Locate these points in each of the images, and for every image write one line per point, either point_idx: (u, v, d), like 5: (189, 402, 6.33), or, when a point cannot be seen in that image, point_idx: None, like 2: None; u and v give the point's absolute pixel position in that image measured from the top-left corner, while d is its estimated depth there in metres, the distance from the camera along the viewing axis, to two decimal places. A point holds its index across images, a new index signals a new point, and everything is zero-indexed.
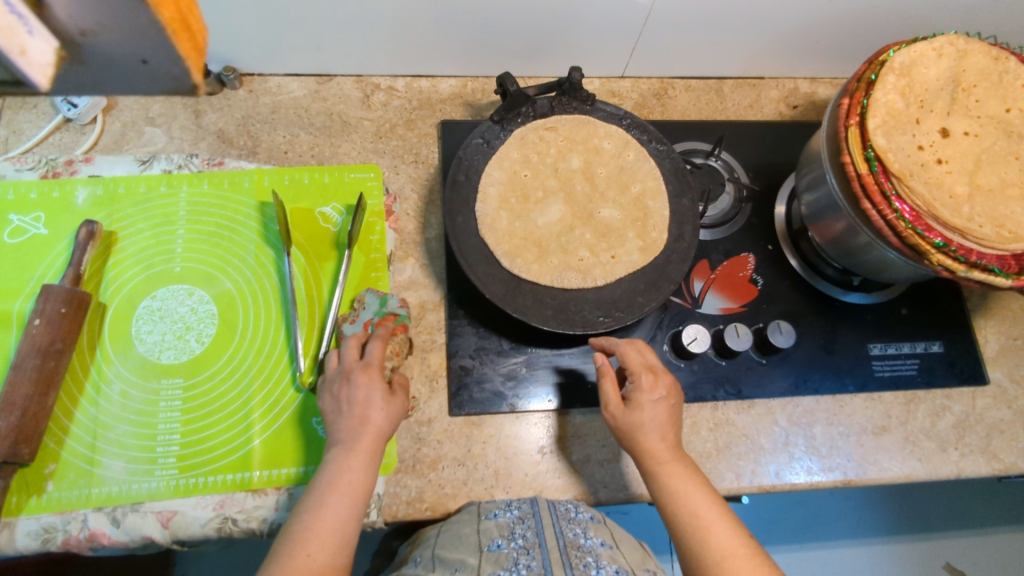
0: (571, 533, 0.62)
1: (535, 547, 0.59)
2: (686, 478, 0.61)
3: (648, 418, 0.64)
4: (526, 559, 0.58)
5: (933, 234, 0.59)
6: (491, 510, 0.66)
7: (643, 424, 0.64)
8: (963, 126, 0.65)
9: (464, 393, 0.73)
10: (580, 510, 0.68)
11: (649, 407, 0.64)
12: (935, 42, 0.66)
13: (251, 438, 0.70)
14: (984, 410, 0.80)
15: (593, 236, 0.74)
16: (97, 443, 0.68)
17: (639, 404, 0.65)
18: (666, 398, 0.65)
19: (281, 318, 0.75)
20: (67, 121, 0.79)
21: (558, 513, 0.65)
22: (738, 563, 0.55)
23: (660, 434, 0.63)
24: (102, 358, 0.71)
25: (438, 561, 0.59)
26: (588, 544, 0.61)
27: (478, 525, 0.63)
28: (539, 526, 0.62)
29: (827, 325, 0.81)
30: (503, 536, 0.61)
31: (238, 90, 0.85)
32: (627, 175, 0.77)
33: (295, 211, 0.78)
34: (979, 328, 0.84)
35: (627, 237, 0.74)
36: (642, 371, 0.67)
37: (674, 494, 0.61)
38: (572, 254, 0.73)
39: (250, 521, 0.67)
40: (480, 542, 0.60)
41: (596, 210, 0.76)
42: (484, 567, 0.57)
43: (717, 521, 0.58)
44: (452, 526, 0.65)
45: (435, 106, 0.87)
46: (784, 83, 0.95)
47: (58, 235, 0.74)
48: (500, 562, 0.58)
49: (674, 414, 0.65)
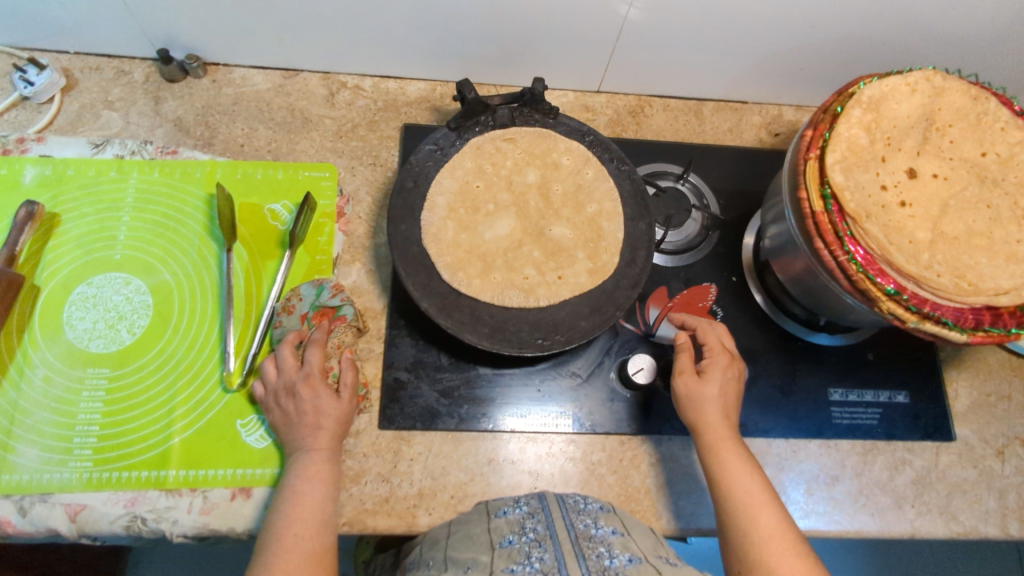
0: (581, 524, 0.58)
1: (546, 539, 0.54)
2: (739, 459, 0.64)
3: (715, 393, 0.66)
4: (538, 552, 0.52)
5: (885, 280, 0.56)
6: (500, 508, 0.63)
7: (708, 398, 0.66)
8: (932, 168, 0.61)
9: (396, 406, 0.71)
10: (589, 501, 0.64)
11: (718, 382, 0.67)
12: (910, 76, 0.62)
13: (172, 436, 0.68)
14: (947, 468, 0.75)
15: (541, 254, 0.72)
16: (14, 428, 0.66)
17: (711, 378, 0.67)
18: (735, 380, 0.68)
19: (217, 314, 0.73)
20: (23, 99, 0.79)
21: (567, 506, 0.61)
22: (781, 544, 0.57)
23: (722, 414, 0.66)
24: (29, 342, 0.69)
25: (450, 562, 0.56)
26: (600, 535, 0.56)
27: (489, 524, 0.60)
28: (549, 519, 0.58)
29: (786, 365, 0.78)
30: (514, 533, 0.57)
31: (202, 78, 0.83)
32: (583, 194, 0.74)
33: (244, 205, 0.77)
34: (950, 380, 0.80)
35: (577, 258, 0.72)
36: (719, 350, 0.69)
37: (726, 473, 0.63)
38: (517, 271, 0.70)
39: (160, 522, 0.65)
40: (492, 540, 0.57)
41: (548, 227, 0.73)
42: (495, 564, 0.52)
43: (766, 504, 0.60)
44: (462, 527, 0.62)
45: (400, 109, 0.85)
46: (768, 110, 0.92)
47: (0, 212, 0.73)
48: (511, 557, 0.52)
49: (738, 396, 0.68)
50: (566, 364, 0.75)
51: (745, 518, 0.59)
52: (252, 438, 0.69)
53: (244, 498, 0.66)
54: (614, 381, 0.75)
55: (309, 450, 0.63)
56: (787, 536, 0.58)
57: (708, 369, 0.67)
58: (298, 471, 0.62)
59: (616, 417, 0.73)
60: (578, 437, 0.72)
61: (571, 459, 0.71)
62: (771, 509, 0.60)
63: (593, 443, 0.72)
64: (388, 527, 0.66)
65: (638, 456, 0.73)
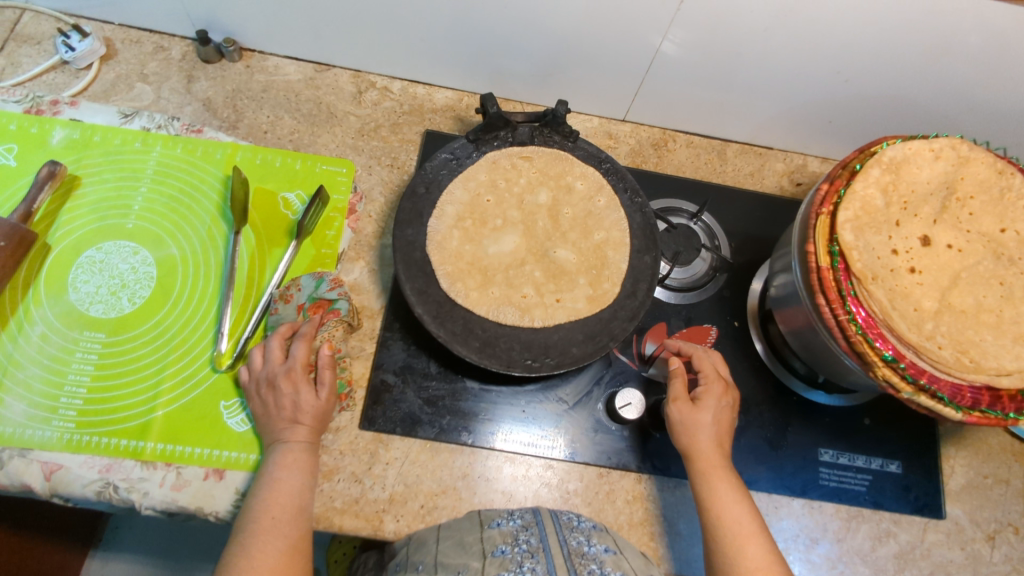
0: (574, 541, 0.58)
1: (539, 551, 0.54)
2: (729, 486, 0.63)
3: (709, 421, 0.65)
4: (530, 562, 0.52)
5: (884, 345, 0.55)
6: (492, 519, 0.63)
7: (702, 424, 0.65)
8: (947, 238, 0.60)
9: (379, 408, 0.71)
10: (582, 519, 0.64)
11: (712, 409, 0.66)
12: (936, 142, 0.61)
13: (155, 408, 0.68)
14: (933, 546, 0.73)
15: (543, 275, 0.72)
16: (5, 380, 0.67)
17: (706, 405, 0.66)
18: (729, 408, 0.67)
19: (217, 294, 0.74)
20: (63, 63, 0.81)
21: (560, 522, 0.61)
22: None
23: (714, 439, 0.65)
24: (32, 298, 0.71)
25: (440, 567, 0.56)
26: (592, 552, 0.56)
27: (482, 534, 0.60)
28: (542, 534, 0.58)
29: (779, 419, 0.76)
30: (507, 543, 0.57)
31: (237, 63, 0.85)
32: (592, 220, 0.74)
33: (258, 191, 0.78)
34: (947, 456, 0.77)
35: (578, 283, 0.71)
36: (714, 377, 0.68)
37: (717, 498, 0.62)
38: (516, 290, 0.71)
39: (131, 492, 0.65)
40: (484, 549, 0.56)
41: (552, 249, 0.74)
42: (487, 569, 0.52)
43: (754, 533, 0.60)
44: (452, 534, 0.62)
45: (425, 114, 0.86)
46: (793, 158, 0.91)
47: (25, 169, 0.75)
48: (503, 565, 0.52)
49: (731, 424, 0.67)
50: (554, 389, 0.74)
51: (733, 545, 0.59)
52: (232, 421, 0.69)
53: (216, 480, 0.66)
54: (601, 412, 0.74)
55: (285, 442, 0.64)
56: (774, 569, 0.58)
57: (703, 396, 0.67)
58: (277, 460, 0.63)
59: (597, 448, 0.72)
60: (557, 463, 0.71)
61: (546, 485, 0.70)
62: (757, 539, 0.59)
63: (571, 471, 0.71)
64: (354, 529, 0.66)
65: (615, 491, 0.71)
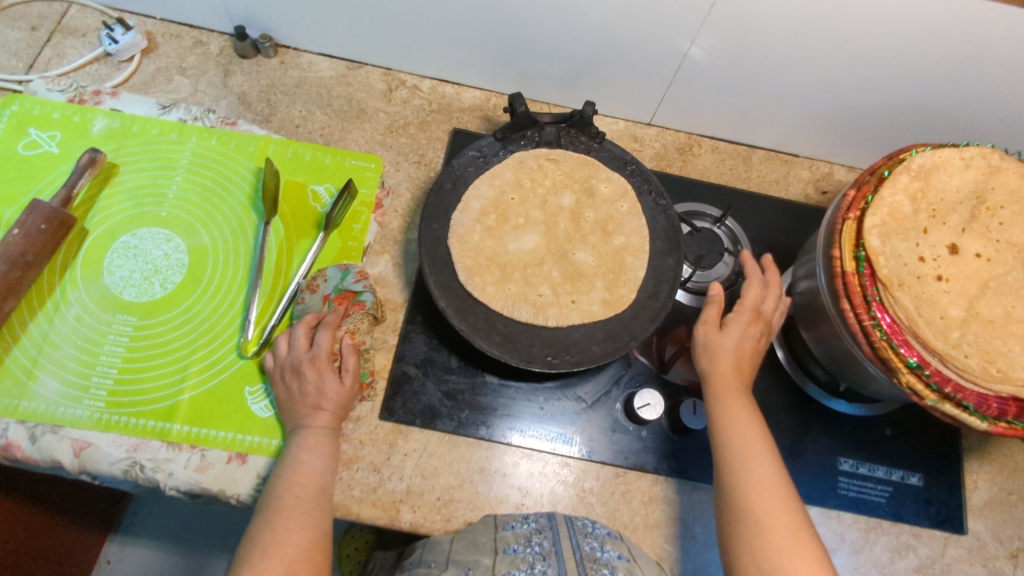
0: (587, 546, 0.58)
1: (551, 555, 0.55)
2: (756, 436, 0.62)
3: (731, 345, 0.67)
4: (541, 564, 0.53)
5: (908, 352, 0.54)
6: (507, 522, 0.62)
7: (722, 353, 0.67)
8: (976, 247, 0.59)
9: (399, 399, 0.72)
10: (598, 525, 0.64)
11: (736, 337, 0.67)
12: (965, 151, 0.61)
13: (182, 391, 0.70)
14: (953, 561, 0.72)
15: (560, 275, 0.73)
16: (40, 358, 0.69)
17: (731, 332, 0.68)
18: (756, 339, 0.68)
19: (245, 282, 0.75)
20: (106, 55, 0.84)
21: (575, 528, 0.61)
22: (771, 496, 0.58)
23: (737, 386, 0.65)
24: (69, 280, 0.73)
25: (451, 563, 0.57)
26: (605, 558, 0.56)
27: (495, 534, 0.60)
28: (556, 537, 0.58)
29: (799, 426, 0.76)
30: (519, 542, 0.57)
31: (272, 59, 0.87)
32: (610, 255, 0.75)
33: (289, 182, 0.79)
34: (971, 470, 0.76)
35: (595, 286, 0.72)
36: (748, 308, 0.68)
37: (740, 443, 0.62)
38: (533, 287, 0.72)
39: (157, 471, 0.66)
40: (496, 546, 0.57)
41: (572, 251, 0.75)
42: (497, 567, 0.53)
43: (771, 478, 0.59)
44: (467, 534, 0.62)
45: (453, 113, 0.87)
46: (819, 166, 0.91)
47: (67, 156, 0.78)
48: (514, 562, 0.54)
49: (755, 353, 0.68)
50: (572, 387, 0.75)
51: (755, 488, 0.58)
52: (255, 407, 0.70)
53: (239, 463, 0.68)
54: (618, 412, 0.74)
55: (307, 427, 0.65)
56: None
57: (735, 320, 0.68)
58: (299, 442, 0.64)
59: (614, 448, 0.72)
60: (573, 461, 0.72)
61: (562, 482, 0.71)
62: (777, 495, 0.58)
63: (587, 470, 0.71)
64: (371, 518, 0.66)
65: (631, 492, 0.71)
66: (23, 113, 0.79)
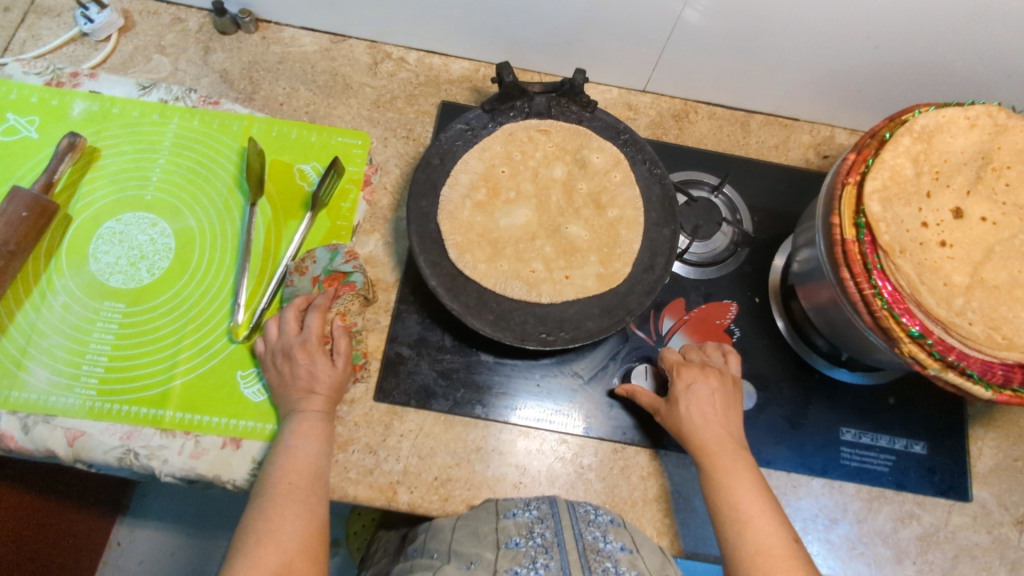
0: (590, 536, 0.57)
1: (553, 546, 0.54)
2: (749, 497, 0.59)
3: (686, 405, 0.64)
4: (544, 558, 0.52)
5: (911, 320, 0.53)
6: (508, 509, 0.62)
7: (693, 420, 0.63)
8: (981, 210, 0.57)
9: (393, 380, 0.71)
10: (601, 513, 0.63)
11: (688, 398, 0.64)
12: (970, 110, 0.59)
13: (173, 377, 0.69)
14: (957, 529, 0.71)
15: (553, 250, 0.71)
16: (28, 348, 0.69)
17: (676, 397, 0.65)
18: (708, 382, 0.65)
19: (233, 266, 0.74)
20: (83, 35, 0.82)
21: (577, 516, 0.60)
22: (775, 559, 0.55)
23: (721, 442, 0.62)
24: (54, 268, 0.72)
25: (454, 555, 0.56)
26: (608, 550, 0.55)
27: (497, 524, 0.59)
28: (558, 527, 0.58)
29: (800, 397, 0.74)
30: (521, 535, 0.56)
31: (253, 34, 0.84)
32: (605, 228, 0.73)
33: (274, 162, 0.78)
34: (976, 437, 0.75)
35: (589, 260, 0.71)
36: (675, 365, 0.68)
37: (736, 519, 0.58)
38: (526, 263, 0.70)
39: (151, 459, 0.66)
40: (498, 539, 0.56)
41: (564, 225, 0.73)
42: (499, 563, 0.52)
43: (782, 553, 0.56)
44: (469, 521, 0.62)
45: (441, 85, 0.85)
46: (820, 130, 0.88)
47: (47, 141, 0.76)
48: (516, 559, 0.52)
49: (720, 398, 0.65)
50: (569, 363, 0.73)
51: (766, 566, 0.55)
52: (248, 391, 0.69)
53: (234, 449, 0.67)
54: (616, 387, 0.73)
55: (300, 411, 0.64)
56: (783, 553, 0.56)
57: (676, 381, 0.66)
58: (292, 428, 0.63)
59: (612, 423, 0.72)
60: (571, 438, 0.71)
61: (560, 459, 0.70)
62: (781, 558, 0.55)
63: (585, 446, 0.71)
64: (368, 499, 0.66)
65: (629, 467, 0.71)
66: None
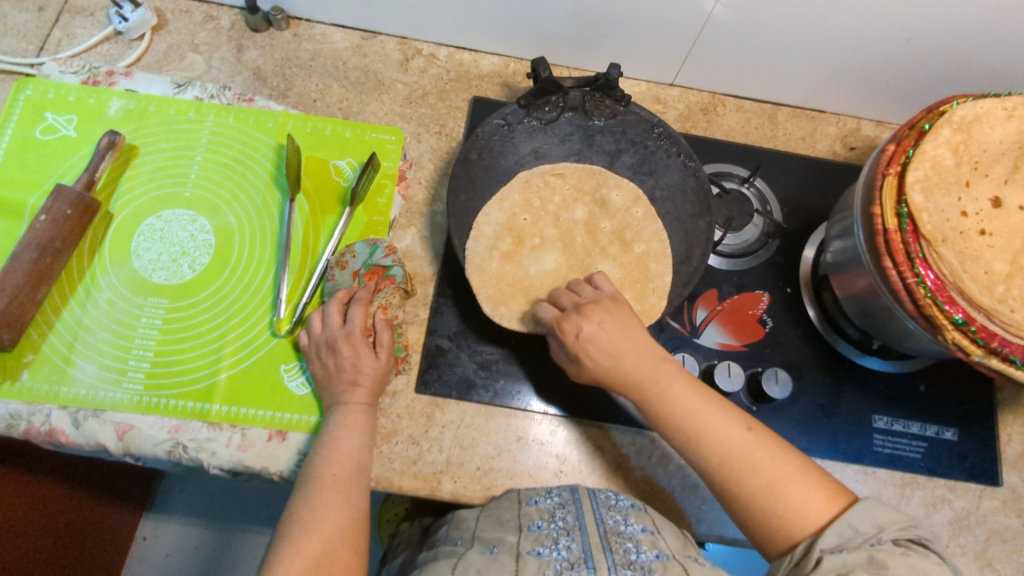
0: (611, 520, 0.57)
1: (575, 529, 0.55)
2: (691, 403, 0.59)
3: (594, 350, 0.62)
4: (565, 540, 0.53)
5: (954, 308, 0.54)
6: (530, 497, 0.63)
7: (606, 363, 0.62)
8: (1020, 199, 0.59)
9: (434, 372, 0.72)
10: (621, 498, 0.63)
11: (592, 342, 0.62)
12: (1008, 100, 0.59)
13: (218, 371, 0.70)
14: (989, 513, 0.72)
15: None
16: (75, 344, 0.70)
17: (580, 345, 0.63)
18: (605, 315, 0.64)
19: (273, 261, 0.75)
20: (117, 34, 0.82)
21: (598, 501, 0.60)
22: (741, 457, 0.56)
23: (642, 362, 0.62)
24: (98, 265, 0.73)
25: (477, 540, 0.57)
26: (629, 532, 0.55)
27: (518, 511, 0.60)
28: (579, 511, 0.58)
29: (832, 385, 0.76)
30: (543, 519, 0.58)
31: (285, 31, 0.85)
32: (631, 232, 0.78)
33: (310, 159, 0.78)
34: (1005, 423, 0.76)
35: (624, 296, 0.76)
36: (562, 318, 0.66)
37: (722, 454, 0.57)
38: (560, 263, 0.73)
39: (199, 451, 0.67)
40: (520, 523, 0.58)
41: (594, 265, 0.78)
42: (521, 545, 0.54)
43: (780, 468, 0.56)
44: (492, 510, 0.62)
45: (472, 81, 0.86)
46: (846, 122, 0.89)
47: (85, 139, 0.77)
48: (538, 540, 0.54)
49: (616, 324, 0.63)
50: None
51: (734, 468, 0.56)
52: (292, 384, 0.70)
53: (279, 441, 0.68)
54: None
55: (344, 403, 0.65)
56: (746, 449, 0.57)
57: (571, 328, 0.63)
58: (337, 419, 0.65)
59: None
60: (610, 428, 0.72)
61: (599, 448, 0.71)
62: (746, 450, 0.57)
63: (623, 435, 0.72)
64: (413, 488, 0.67)
65: (667, 456, 0.72)
66: (37, 97, 0.77)
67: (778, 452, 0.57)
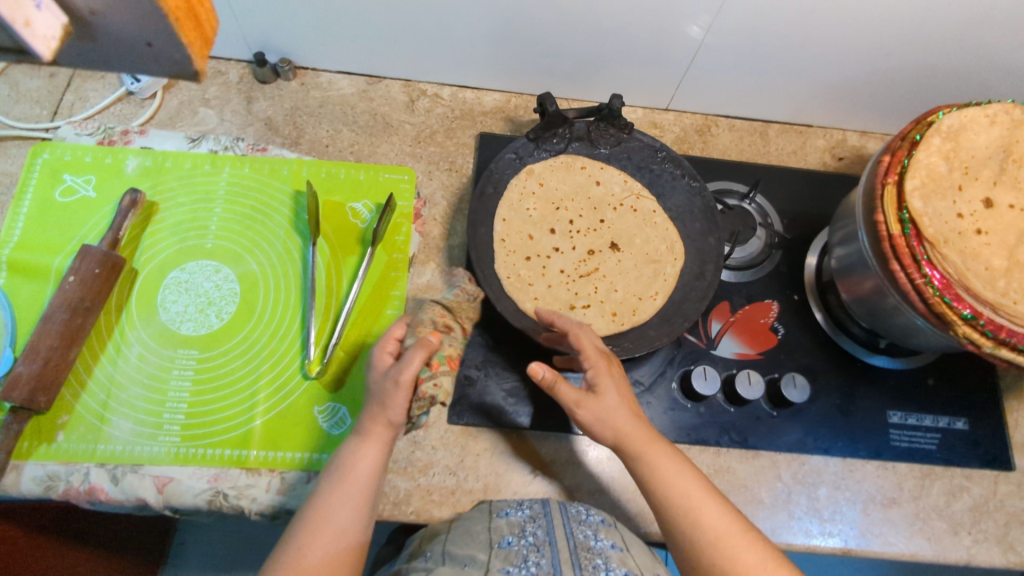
0: (581, 534, 0.59)
1: (545, 544, 0.56)
2: (691, 482, 0.59)
3: (616, 401, 0.61)
4: (535, 556, 0.54)
5: (962, 304, 0.57)
6: (502, 509, 0.64)
7: (615, 421, 0.61)
8: (1009, 199, 0.63)
9: (464, 402, 0.74)
10: (592, 513, 0.64)
11: (615, 389, 0.62)
12: (988, 109, 0.65)
13: (254, 417, 0.71)
14: (1005, 498, 0.75)
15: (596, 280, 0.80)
16: (109, 401, 0.70)
17: (605, 390, 0.61)
18: (621, 376, 0.64)
19: (299, 304, 0.77)
20: (128, 94, 0.85)
21: (569, 515, 0.62)
22: (733, 539, 0.56)
23: (642, 429, 0.61)
24: (126, 321, 0.74)
25: (449, 556, 0.57)
26: (599, 547, 0.57)
27: (490, 523, 0.61)
28: (550, 526, 0.60)
29: (846, 385, 0.79)
30: (514, 534, 0.58)
31: (292, 82, 0.88)
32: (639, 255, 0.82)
33: (327, 202, 0.81)
34: (1011, 409, 0.80)
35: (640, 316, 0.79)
36: (596, 358, 0.63)
37: (717, 534, 0.56)
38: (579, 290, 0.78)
39: (240, 498, 0.68)
40: (491, 539, 0.58)
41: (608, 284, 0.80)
42: (493, 563, 0.54)
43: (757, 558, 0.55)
44: (463, 523, 0.63)
45: (476, 118, 0.89)
46: (833, 134, 0.94)
47: (105, 199, 0.78)
48: (508, 558, 0.54)
49: (630, 389, 0.64)
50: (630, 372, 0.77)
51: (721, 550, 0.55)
52: (327, 424, 0.72)
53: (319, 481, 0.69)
54: (675, 391, 0.77)
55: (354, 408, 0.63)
56: (734, 527, 0.57)
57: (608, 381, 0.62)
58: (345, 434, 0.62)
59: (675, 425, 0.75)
60: None
61: None
62: (737, 534, 0.57)
63: None
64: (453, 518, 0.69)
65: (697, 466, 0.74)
66: (55, 160, 0.79)
67: (758, 541, 0.57)
